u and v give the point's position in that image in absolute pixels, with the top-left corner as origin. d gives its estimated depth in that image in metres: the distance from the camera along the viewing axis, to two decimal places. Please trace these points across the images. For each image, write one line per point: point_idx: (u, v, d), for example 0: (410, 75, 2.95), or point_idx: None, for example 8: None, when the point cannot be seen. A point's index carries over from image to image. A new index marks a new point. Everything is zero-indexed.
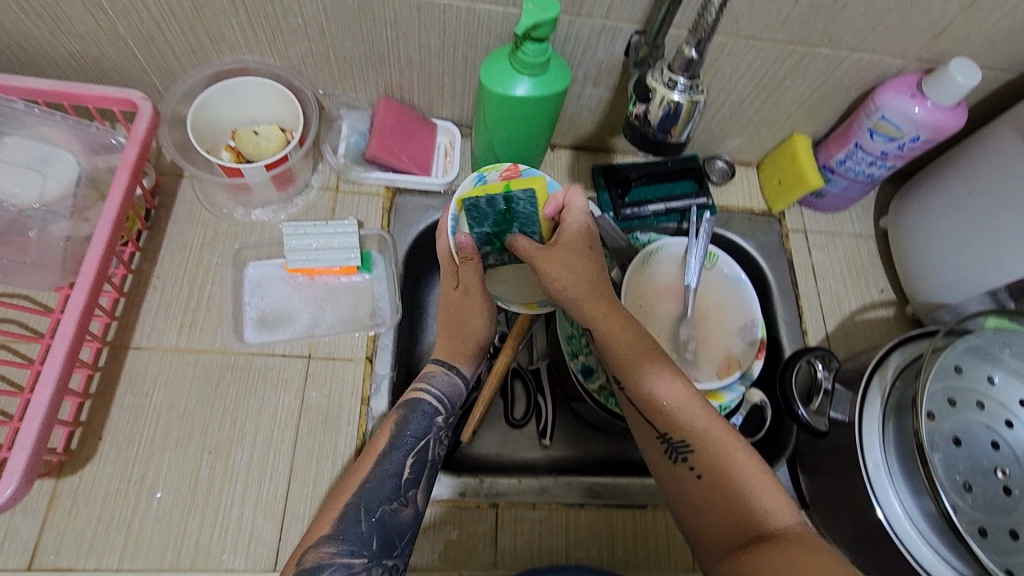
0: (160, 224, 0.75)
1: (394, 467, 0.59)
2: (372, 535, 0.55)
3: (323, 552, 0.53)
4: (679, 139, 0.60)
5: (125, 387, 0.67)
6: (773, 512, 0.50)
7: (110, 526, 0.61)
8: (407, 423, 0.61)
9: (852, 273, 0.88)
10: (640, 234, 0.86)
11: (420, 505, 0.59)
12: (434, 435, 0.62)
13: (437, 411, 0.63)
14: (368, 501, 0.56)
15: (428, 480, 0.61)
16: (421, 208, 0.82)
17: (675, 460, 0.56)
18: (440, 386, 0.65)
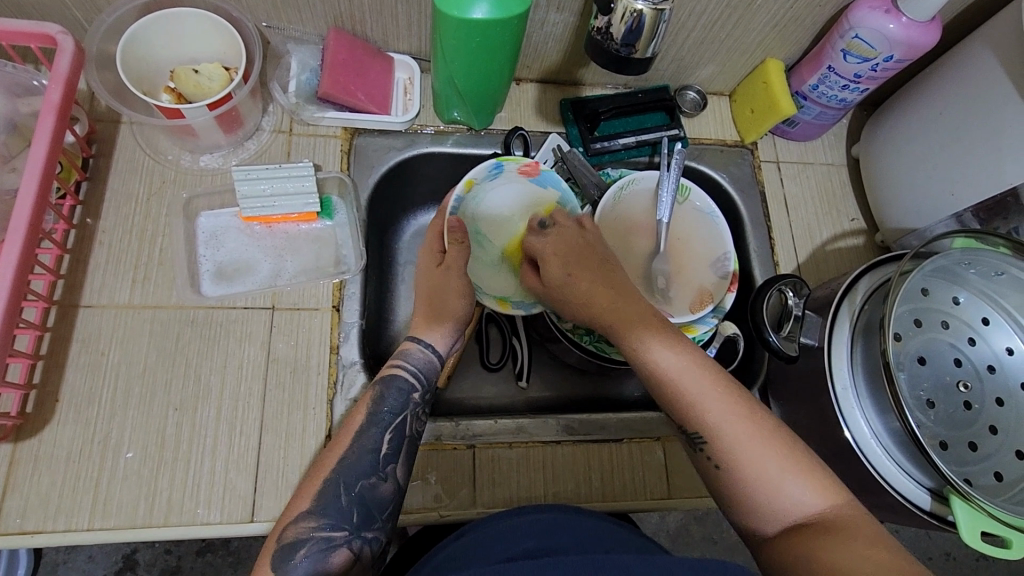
0: (100, 174, 0.70)
1: (372, 442, 0.57)
2: (352, 509, 0.53)
3: (303, 527, 0.51)
4: (646, 55, 0.58)
5: (78, 347, 0.64)
6: (804, 491, 0.49)
7: (76, 487, 0.60)
8: (382, 400, 0.59)
9: (824, 202, 0.88)
10: (611, 169, 0.83)
11: (401, 479, 0.57)
12: (411, 411, 0.60)
13: (413, 388, 0.61)
14: (347, 477, 0.55)
15: (409, 454, 0.59)
16: (382, 150, 0.78)
17: (694, 451, 0.54)
18: (416, 362, 0.62)
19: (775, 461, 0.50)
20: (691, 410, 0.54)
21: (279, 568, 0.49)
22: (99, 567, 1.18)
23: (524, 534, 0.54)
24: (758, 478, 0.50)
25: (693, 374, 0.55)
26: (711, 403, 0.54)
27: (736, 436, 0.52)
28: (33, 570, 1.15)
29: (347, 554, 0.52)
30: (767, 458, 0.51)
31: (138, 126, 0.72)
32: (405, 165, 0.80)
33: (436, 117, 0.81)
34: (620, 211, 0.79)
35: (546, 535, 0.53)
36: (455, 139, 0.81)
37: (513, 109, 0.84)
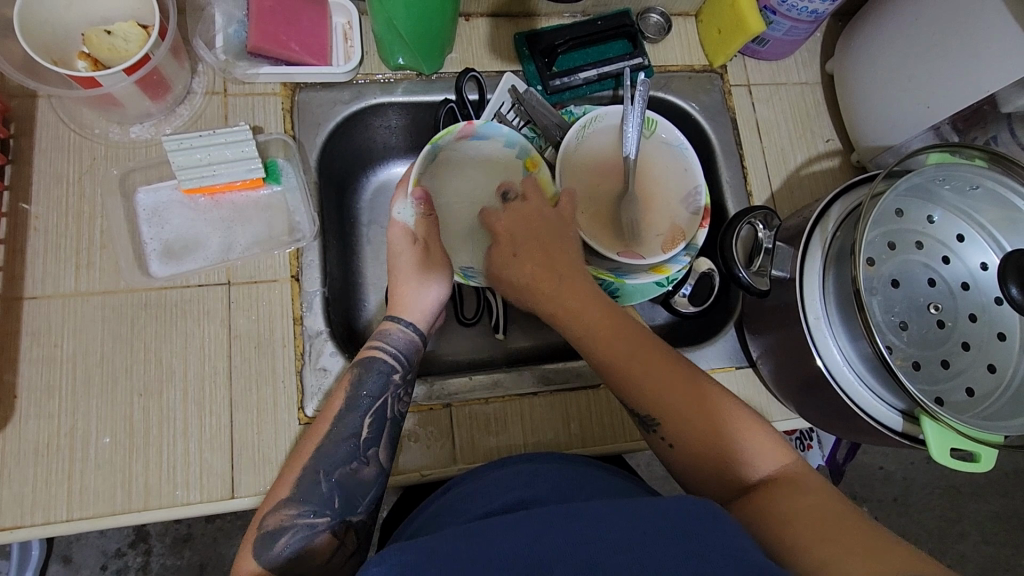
0: (24, 155, 0.65)
1: (351, 428, 0.57)
2: (333, 495, 0.54)
3: (285, 514, 0.52)
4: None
5: (29, 340, 0.61)
6: (762, 460, 0.54)
7: (50, 480, 0.59)
8: (361, 384, 0.59)
9: (798, 125, 0.84)
10: (573, 107, 0.79)
11: (385, 462, 0.57)
12: (392, 392, 0.60)
13: (393, 369, 0.60)
14: (325, 465, 0.55)
15: (391, 436, 0.59)
16: (327, 104, 0.73)
17: (648, 432, 0.58)
18: (396, 343, 0.62)
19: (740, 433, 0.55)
20: (638, 389, 0.57)
21: (261, 554, 0.51)
22: (112, 542, 1.21)
23: (503, 485, 0.53)
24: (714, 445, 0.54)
25: (635, 349, 0.59)
26: (669, 383, 0.57)
27: (691, 413, 0.56)
28: (48, 552, 1.18)
29: (330, 539, 0.53)
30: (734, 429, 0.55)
31: (57, 99, 0.67)
32: (354, 119, 0.75)
33: (382, 64, 0.75)
34: (584, 148, 0.76)
35: (525, 484, 0.53)
36: (405, 86, 0.75)
37: (464, 49, 0.78)
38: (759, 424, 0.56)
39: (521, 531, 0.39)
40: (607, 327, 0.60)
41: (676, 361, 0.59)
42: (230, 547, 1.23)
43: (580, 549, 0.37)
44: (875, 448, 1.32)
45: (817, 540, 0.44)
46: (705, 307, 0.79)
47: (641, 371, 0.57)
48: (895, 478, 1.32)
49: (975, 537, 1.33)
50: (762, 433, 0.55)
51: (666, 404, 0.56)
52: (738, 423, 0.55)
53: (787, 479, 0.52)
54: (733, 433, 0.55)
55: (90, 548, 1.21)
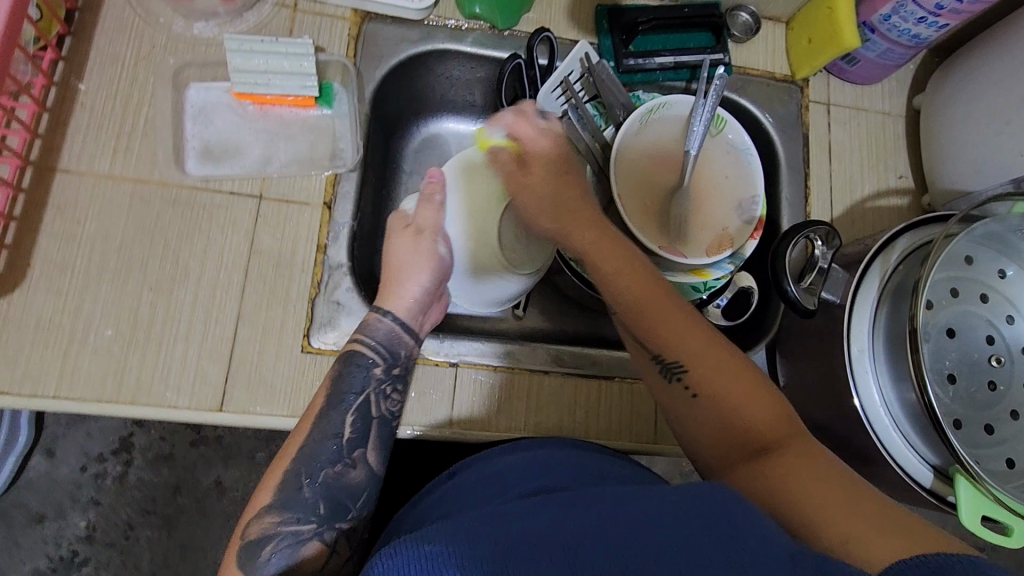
0: (86, 30, 0.64)
1: (334, 428, 0.56)
2: (318, 500, 0.53)
3: (267, 523, 0.51)
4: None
5: (54, 213, 0.60)
6: (772, 424, 0.50)
7: (46, 354, 0.58)
8: (341, 380, 0.58)
9: (873, 155, 0.79)
10: (642, 91, 0.76)
11: (375, 466, 0.57)
12: (375, 389, 0.59)
13: (373, 363, 0.59)
14: (309, 467, 0.54)
15: (380, 437, 0.58)
16: (393, 39, 0.71)
17: (669, 380, 0.54)
18: (377, 336, 0.60)
19: (732, 387, 0.52)
20: (662, 345, 0.55)
21: (246, 564, 0.50)
22: (96, 446, 1.21)
23: (515, 476, 0.51)
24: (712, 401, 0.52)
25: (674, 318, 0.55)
26: (702, 345, 0.54)
27: (713, 372, 0.53)
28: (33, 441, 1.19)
29: (320, 548, 0.52)
30: (732, 389, 0.52)
31: None
32: (418, 60, 0.73)
33: (456, 10, 0.73)
34: (645, 133, 0.72)
35: (541, 473, 0.50)
36: (475, 37, 0.73)
37: (542, 10, 0.76)
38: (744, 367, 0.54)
39: (544, 517, 0.38)
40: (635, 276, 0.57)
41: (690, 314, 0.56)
42: (208, 474, 1.23)
43: (608, 533, 0.36)
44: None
45: (839, 514, 0.42)
46: (737, 323, 0.75)
47: (660, 322, 0.55)
48: None
49: None
50: (749, 382, 0.53)
51: (694, 352, 0.54)
52: (727, 374, 0.53)
53: (800, 448, 0.48)
54: (742, 396, 0.52)
55: (75, 447, 1.22)
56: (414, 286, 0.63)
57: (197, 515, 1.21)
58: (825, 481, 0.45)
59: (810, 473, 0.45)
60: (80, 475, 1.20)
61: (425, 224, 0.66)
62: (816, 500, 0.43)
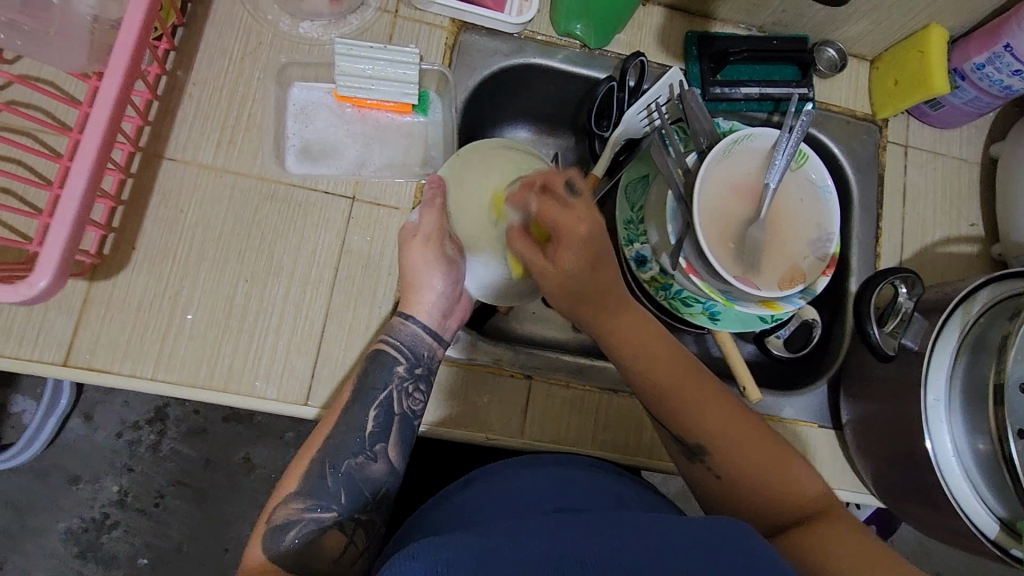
0: (197, 21, 0.66)
1: (358, 420, 0.56)
2: (339, 490, 0.53)
3: (292, 508, 0.52)
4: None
5: (159, 199, 0.62)
6: (801, 495, 0.52)
7: (144, 335, 0.60)
8: (367, 377, 0.57)
9: (945, 201, 0.80)
10: (724, 120, 0.76)
11: (394, 462, 0.56)
12: (397, 386, 0.58)
13: (397, 361, 0.58)
14: (332, 457, 0.54)
15: (401, 435, 0.57)
16: (487, 52, 0.72)
17: (690, 459, 0.55)
18: (401, 336, 0.59)
19: (743, 453, 0.53)
20: (681, 423, 0.55)
21: (269, 546, 0.51)
22: (132, 414, 1.21)
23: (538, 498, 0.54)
24: (727, 467, 0.53)
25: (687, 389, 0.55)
26: (721, 417, 0.54)
27: (732, 443, 0.54)
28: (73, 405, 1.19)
29: (337, 538, 0.52)
30: (739, 453, 0.53)
31: None
32: (509, 73, 0.74)
33: (550, 26, 0.74)
34: (728, 163, 0.73)
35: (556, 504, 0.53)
36: (566, 54, 0.74)
37: (634, 33, 0.76)
38: (749, 423, 0.55)
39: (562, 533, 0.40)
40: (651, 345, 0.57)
41: (698, 377, 0.56)
42: (237, 451, 1.23)
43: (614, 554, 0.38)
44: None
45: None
46: (796, 355, 0.77)
47: (684, 402, 0.55)
48: None
49: None
50: (761, 437, 0.54)
51: (715, 434, 0.54)
52: (738, 433, 0.54)
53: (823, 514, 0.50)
54: (763, 467, 0.53)
55: (113, 413, 1.22)
56: (432, 296, 0.60)
57: (226, 490, 1.21)
58: (852, 546, 0.47)
59: (839, 541, 0.47)
60: (116, 441, 1.20)
61: (432, 229, 0.61)
62: (846, 564, 0.45)
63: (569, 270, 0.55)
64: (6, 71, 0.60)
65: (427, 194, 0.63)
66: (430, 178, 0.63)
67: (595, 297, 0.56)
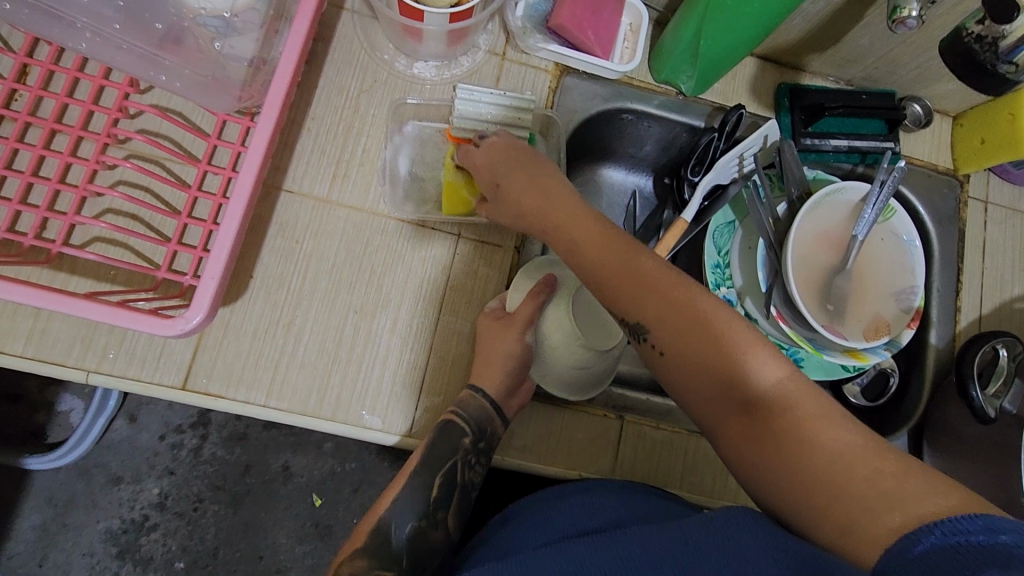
0: (318, 58, 0.68)
1: (422, 484, 0.60)
2: (402, 553, 0.57)
3: (356, 565, 0.55)
4: (1020, 81, 0.51)
5: (276, 230, 0.64)
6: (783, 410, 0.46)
7: (258, 363, 0.62)
8: (433, 446, 0.61)
9: (1023, 258, 0.81)
10: (811, 170, 0.78)
11: (452, 529, 0.60)
12: (461, 458, 0.61)
13: (465, 435, 0.61)
14: (397, 519, 0.58)
15: (460, 502, 0.61)
16: (588, 95, 0.74)
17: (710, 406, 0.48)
18: (469, 410, 0.61)
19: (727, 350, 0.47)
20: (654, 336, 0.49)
21: None
22: (176, 417, 1.16)
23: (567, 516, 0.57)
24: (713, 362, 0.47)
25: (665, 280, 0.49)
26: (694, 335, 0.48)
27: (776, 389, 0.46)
28: (121, 406, 1.14)
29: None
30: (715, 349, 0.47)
31: (360, 16, 0.70)
32: (606, 115, 0.76)
33: (648, 73, 0.76)
34: (817, 212, 0.74)
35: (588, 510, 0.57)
36: (662, 100, 0.76)
37: (728, 82, 0.78)
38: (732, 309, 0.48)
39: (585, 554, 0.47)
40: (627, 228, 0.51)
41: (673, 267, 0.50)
42: (277, 458, 1.17)
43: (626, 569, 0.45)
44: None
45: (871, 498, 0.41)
46: (873, 405, 0.78)
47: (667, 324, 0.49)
48: None
49: None
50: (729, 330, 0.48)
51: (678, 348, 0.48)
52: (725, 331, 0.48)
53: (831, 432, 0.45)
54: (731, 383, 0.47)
55: (156, 415, 1.17)
56: (502, 373, 0.62)
57: (264, 496, 1.16)
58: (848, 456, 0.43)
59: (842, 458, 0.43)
60: (158, 443, 1.15)
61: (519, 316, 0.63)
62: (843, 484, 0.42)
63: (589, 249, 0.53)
64: (139, 100, 0.63)
65: (530, 288, 0.64)
66: (546, 276, 0.64)
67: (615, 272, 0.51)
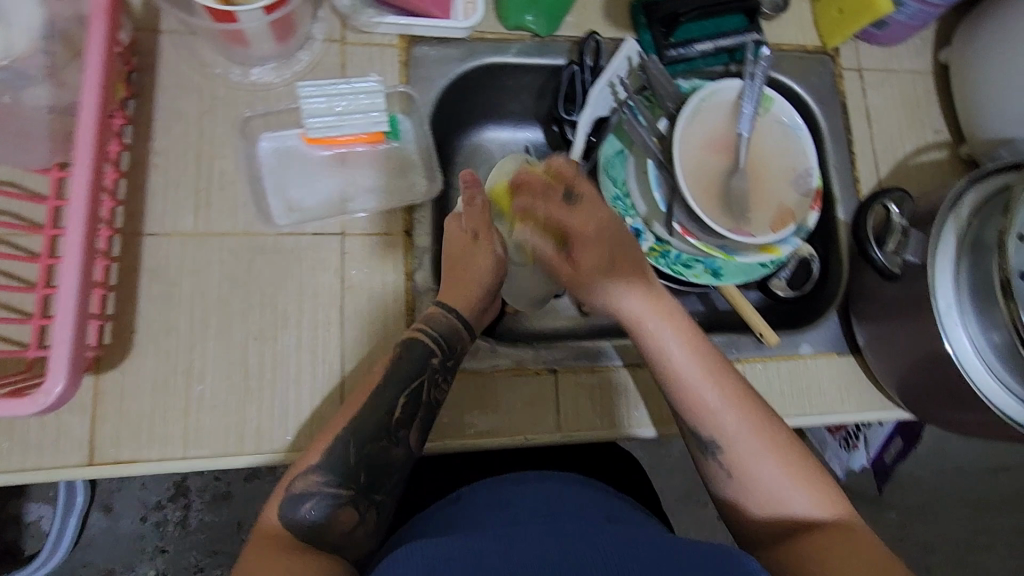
0: (146, 90, 0.64)
1: (386, 402, 0.57)
2: (358, 469, 0.55)
3: (311, 481, 0.54)
4: None
5: (148, 277, 0.61)
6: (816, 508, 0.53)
7: (166, 417, 0.59)
8: (400, 360, 0.59)
9: (907, 114, 0.82)
10: (685, 80, 0.78)
11: (413, 446, 0.59)
12: (428, 375, 0.59)
13: (433, 353, 0.60)
14: (358, 438, 0.56)
15: (424, 420, 0.59)
16: (443, 61, 0.71)
17: (707, 459, 0.57)
18: (440, 327, 0.61)
19: (782, 473, 0.54)
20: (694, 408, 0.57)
21: (285, 517, 0.53)
22: (151, 494, 1.11)
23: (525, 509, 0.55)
24: (762, 479, 0.54)
25: (720, 388, 0.57)
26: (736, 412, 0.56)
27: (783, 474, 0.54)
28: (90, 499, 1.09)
29: (352, 513, 0.54)
30: (773, 466, 0.55)
31: (178, 36, 0.66)
32: (467, 77, 0.73)
33: (498, 23, 0.74)
34: (699, 121, 0.74)
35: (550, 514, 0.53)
36: (520, 48, 0.74)
37: (579, 13, 0.77)
38: (778, 431, 0.56)
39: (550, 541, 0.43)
40: (683, 332, 0.59)
41: (732, 377, 0.58)
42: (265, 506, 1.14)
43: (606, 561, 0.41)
44: (935, 468, 1.29)
45: None
46: (800, 293, 0.79)
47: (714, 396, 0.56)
48: (926, 485, 1.29)
49: (1000, 548, 1.30)
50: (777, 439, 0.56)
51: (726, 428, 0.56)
52: (781, 455, 0.55)
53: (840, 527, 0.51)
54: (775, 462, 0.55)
55: (131, 497, 1.11)
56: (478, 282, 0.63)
57: None
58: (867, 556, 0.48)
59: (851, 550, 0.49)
60: (141, 525, 1.11)
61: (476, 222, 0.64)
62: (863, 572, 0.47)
63: (592, 265, 0.60)
64: None
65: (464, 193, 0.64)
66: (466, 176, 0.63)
67: (587, 285, 0.62)
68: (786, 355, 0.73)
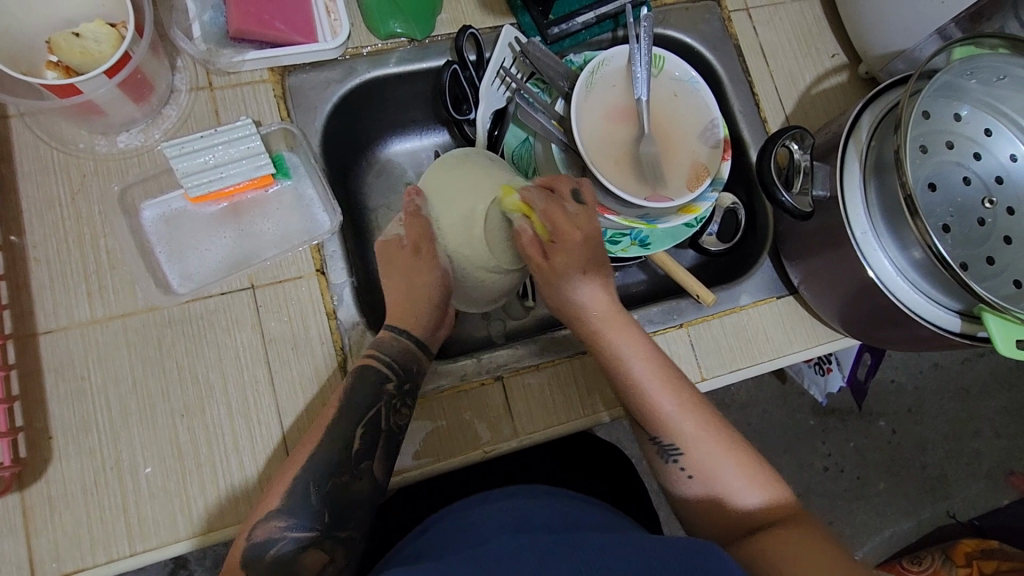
0: (8, 181, 0.60)
1: (343, 436, 0.55)
2: (321, 508, 0.53)
3: (273, 527, 0.51)
4: None
5: (54, 377, 0.58)
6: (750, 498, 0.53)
7: (104, 517, 0.56)
8: (353, 390, 0.58)
9: (800, 44, 0.82)
10: (574, 54, 0.76)
11: (380, 476, 0.57)
12: (384, 402, 0.58)
13: (387, 378, 0.59)
14: (317, 475, 0.53)
15: (387, 449, 0.58)
16: (319, 85, 0.68)
17: (666, 462, 0.56)
18: (391, 351, 0.60)
19: (739, 473, 0.54)
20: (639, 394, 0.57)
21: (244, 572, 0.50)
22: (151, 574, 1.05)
23: (493, 526, 0.50)
24: (701, 466, 0.55)
25: (674, 392, 0.57)
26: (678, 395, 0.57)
27: (718, 457, 0.55)
28: None
29: (320, 555, 0.52)
30: (726, 463, 0.54)
31: (31, 117, 0.62)
32: (350, 97, 0.70)
33: (371, 35, 0.71)
34: (594, 94, 0.72)
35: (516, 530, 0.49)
36: (399, 55, 0.71)
37: (453, 10, 0.75)
38: (719, 424, 0.56)
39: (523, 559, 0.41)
40: (639, 345, 0.59)
41: (684, 386, 0.58)
42: None
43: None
44: (913, 370, 1.31)
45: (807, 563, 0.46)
46: (732, 244, 0.79)
47: (653, 387, 0.57)
48: (907, 389, 1.31)
49: (988, 433, 1.32)
50: (717, 430, 0.56)
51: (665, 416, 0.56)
52: (729, 451, 0.55)
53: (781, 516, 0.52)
54: (719, 449, 0.55)
55: None
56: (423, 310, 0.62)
57: None
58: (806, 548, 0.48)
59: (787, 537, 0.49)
60: None
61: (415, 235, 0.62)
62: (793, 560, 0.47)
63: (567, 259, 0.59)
64: None
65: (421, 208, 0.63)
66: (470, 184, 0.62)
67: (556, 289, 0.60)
68: (727, 311, 0.73)
